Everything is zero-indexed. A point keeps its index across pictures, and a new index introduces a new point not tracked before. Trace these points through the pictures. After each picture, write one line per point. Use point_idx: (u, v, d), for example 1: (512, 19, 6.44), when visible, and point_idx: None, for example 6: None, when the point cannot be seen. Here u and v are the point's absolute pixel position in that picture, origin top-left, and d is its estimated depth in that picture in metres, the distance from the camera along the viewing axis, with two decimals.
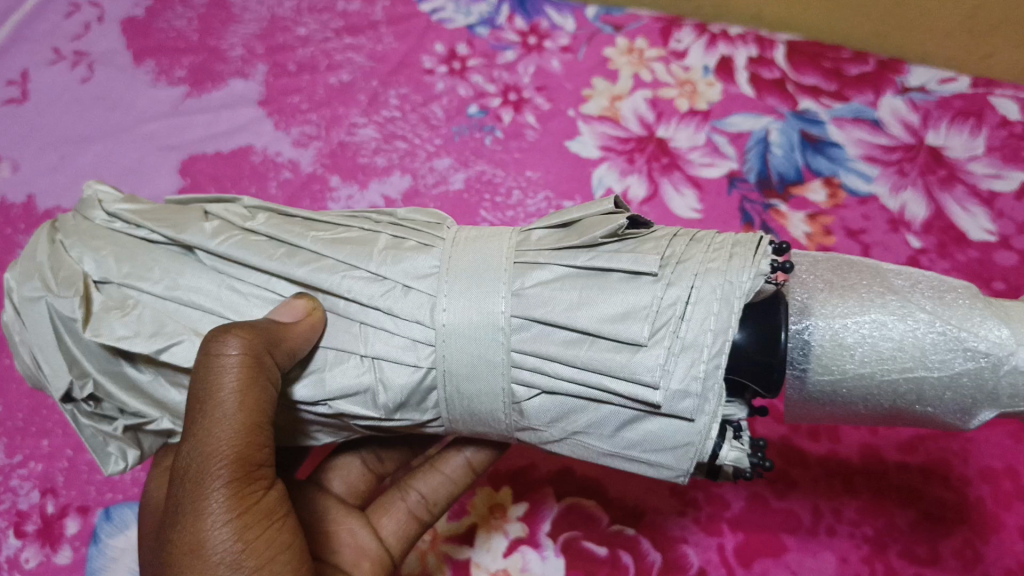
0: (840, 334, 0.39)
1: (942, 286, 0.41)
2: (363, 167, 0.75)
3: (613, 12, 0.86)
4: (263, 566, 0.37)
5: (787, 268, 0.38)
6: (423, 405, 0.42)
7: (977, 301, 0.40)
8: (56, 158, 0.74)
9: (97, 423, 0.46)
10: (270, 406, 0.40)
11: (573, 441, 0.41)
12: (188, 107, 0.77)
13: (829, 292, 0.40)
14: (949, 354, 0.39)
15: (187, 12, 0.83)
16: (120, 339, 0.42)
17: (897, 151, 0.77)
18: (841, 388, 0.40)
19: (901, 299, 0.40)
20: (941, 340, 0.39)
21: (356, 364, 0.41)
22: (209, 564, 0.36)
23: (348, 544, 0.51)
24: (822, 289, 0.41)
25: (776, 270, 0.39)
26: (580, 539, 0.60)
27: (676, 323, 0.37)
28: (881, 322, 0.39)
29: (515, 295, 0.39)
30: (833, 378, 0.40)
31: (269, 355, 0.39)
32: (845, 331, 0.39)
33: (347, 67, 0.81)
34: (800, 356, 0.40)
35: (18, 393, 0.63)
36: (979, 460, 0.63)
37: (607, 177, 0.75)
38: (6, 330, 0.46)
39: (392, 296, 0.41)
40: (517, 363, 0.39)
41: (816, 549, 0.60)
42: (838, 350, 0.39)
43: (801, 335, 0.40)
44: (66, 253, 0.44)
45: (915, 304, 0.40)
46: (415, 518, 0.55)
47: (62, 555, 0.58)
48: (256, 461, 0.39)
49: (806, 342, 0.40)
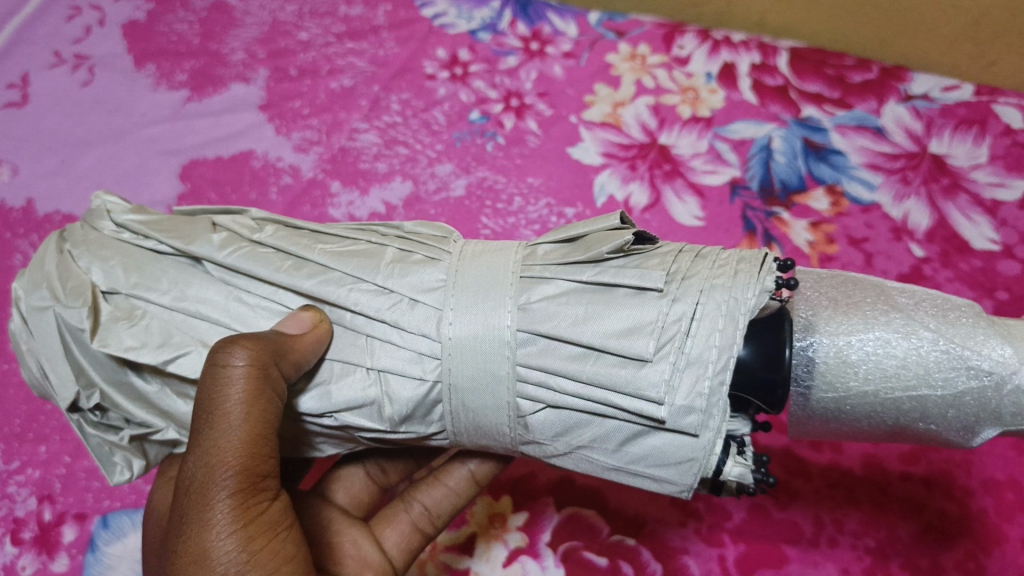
0: (844, 351, 0.39)
1: (946, 304, 0.40)
2: (364, 172, 0.74)
3: (616, 18, 0.86)
4: None
5: (791, 285, 0.38)
6: (428, 418, 0.42)
7: (981, 320, 0.39)
8: (56, 163, 0.74)
9: (103, 433, 0.46)
10: (276, 418, 0.39)
11: (578, 456, 0.41)
12: (189, 112, 0.77)
13: (833, 309, 0.40)
14: (953, 372, 0.38)
15: (189, 16, 0.83)
16: (127, 350, 0.42)
17: (902, 159, 0.77)
18: (845, 405, 0.40)
19: (905, 316, 0.39)
20: (945, 358, 0.38)
21: (363, 376, 0.41)
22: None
23: (352, 555, 0.51)
24: (827, 306, 0.40)
25: (780, 287, 0.39)
26: (580, 549, 0.60)
27: (682, 338, 0.37)
28: (885, 340, 0.39)
29: (521, 309, 0.39)
30: (837, 395, 0.39)
31: (275, 366, 0.39)
32: (849, 348, 0.39)
33: (349, 71, 0.80)
34: (804, 373, 0.39)
35: (15, 398, 0.63)
36: (982, 472, 0.62)
37: (608, 184, 0.75)
38: (11, 337, 0.45)
39: (399, 309, 0.41)
40: (522, 376, 0.39)
41: (818, 560, 0.59)
42: (842, 367, 0.39)
43: (806, 352, 0.39)
44: (74, 263, 0.44)
45: (919, 322, 0.39)
46: (418, 531, 0.54)
47: (59, 563, 0.58)
48: (262, 472, 0.39)
49: (810, 358, 0.39)
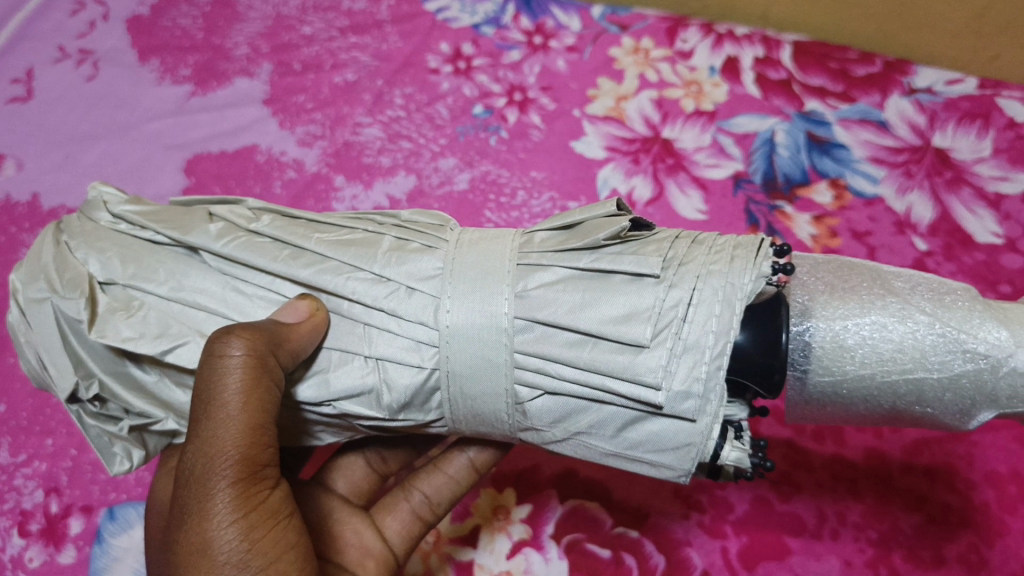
0: (840, 336, 0.39)
1: (942, 288, 0.40)
2: (368, 166, 0.75)
3: (619, 11, 0.86)
4: (268, 567, 0.37)
5: (787, 270, 0.39)
6: (426, 406, 0.42)
7: (976, 304, 0.40)
8: (61, 157, 0.74)
9: (103, 423, 0.46)
10: (273, 407, 0.40)
11: (576, 442, 0.41)
12: (194, 106, 0.77)
13: (829, 294, 0.40)
14: (949, 356, 0.38)
15: (193, 11, 0.83)
16: (125, 341, 0.42)
17: (904, 152, 0.77)
18: (841, 390, 0.40)
19: (901, 301, 0.40)
20: (941, 341, 0.38)
21: (361, 365, 0.41)
22: (215, 565, 0.36)
23: (353, 544, 0.52)
24: (823, 291, 0.40)
25: (776, 272, 0.39)
26: (583, 541, 0.60)
27: (679, 324, 0.37)
28: (881, 324, 0.39)
29: (518, 297, 0.40)
30: (833, 379, 0.40)
31: (272, 355, 0.39)
32: (845, 333, 0.39)
33: (352, 66, 0.80)
34: (800, 358, 0.40)
35: (22, 391, 0.63)
36: (984, 464, 0.62)
37: (612, 178, 0.75)
38: (10, 331, 0.46)
39: (396, 298, 0.41)
40: (520, 363, 0.39)
41: (820, 552, 0.60)
42: (838, 352, 0.39)
43: (802, 337, 0.39)
44: (71, 255, 0.44)
45: (915, 306, 0.39)
46: (419, 519, 0.55)
47: (66, 554, 0.58)
48: (261, 461, 0.39)
49: (806, 343, 0.39)
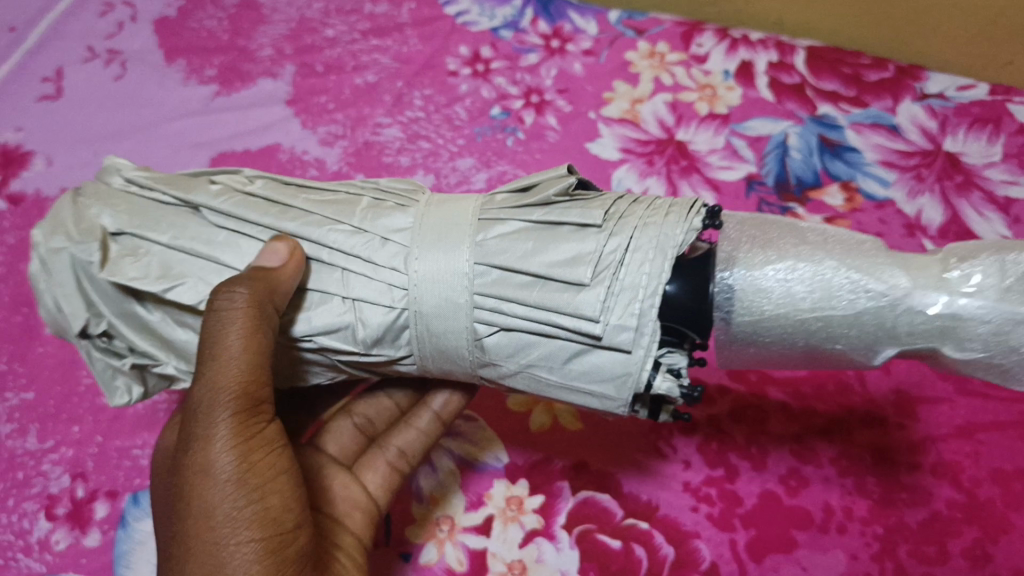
0: (755, 279, 0.40)
1: (852, 237, 0.42)
2: (387, 166, 0.76)
3: (635, 16, 0.88)
4: (264, 485, 0.42)
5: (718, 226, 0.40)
6: (398, 342, 0.43)
7: (880, 251, 0.41)
8: (89, 153, 0.76)
9: (107, 357, 0.48)
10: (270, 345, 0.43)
11: (528, 375, 0.43)
12: (219, 105, 0.79)
13: (750, 244, 0.41)
14: (854, 296, 0.39)
15: (219, 13, 0.85)
16: (131, 280, 0.44)
17: (916, 156, 0.78)
18: (756, 330, 0.41)
19: (812, 248, 0.41)
20: (847, 282, 0.40)
21: (340, 304, 0.43)
22: (216, 483, 0.41)
23: (340, 495, 0.56)
24: (744, 242, 0.42)
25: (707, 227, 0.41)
26: (595, 532, 0.61)
27: (616, 268, 0.39)
28: (791, 267, 0.40)
29: (476, 246, 0.41)
30: (750, 321, 0.41)
31: (271, 301, 0.41)
32: (761, 276, 0.40)
33: (373, 67, 0.82)
34: (721, 300, 0.41)
35: (51, 379, 0.65)
36: (991, 463, 0.64)
37: (626, 178, 0.76)
38: (29, 281, 0.45)
39: (371, 247, 0.43)
40: (477, 304, 0.41)
41: (826, 546, 0.61)
42: (755, 293, 0.40)
43: (720, 282, 0.41)
44: (86, 209, 0.46)
45: (825, 251, 0.41)
46: (396, 470, 0.59)
47: (91, 538, 0.59)
48: (259, 396, 0.43)
49: (725, 288, 0.41)
